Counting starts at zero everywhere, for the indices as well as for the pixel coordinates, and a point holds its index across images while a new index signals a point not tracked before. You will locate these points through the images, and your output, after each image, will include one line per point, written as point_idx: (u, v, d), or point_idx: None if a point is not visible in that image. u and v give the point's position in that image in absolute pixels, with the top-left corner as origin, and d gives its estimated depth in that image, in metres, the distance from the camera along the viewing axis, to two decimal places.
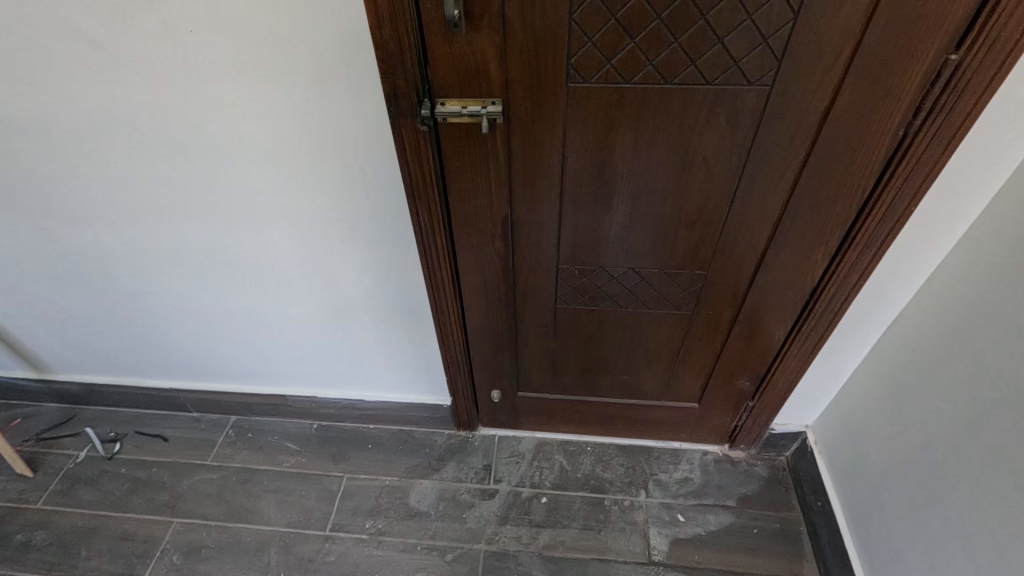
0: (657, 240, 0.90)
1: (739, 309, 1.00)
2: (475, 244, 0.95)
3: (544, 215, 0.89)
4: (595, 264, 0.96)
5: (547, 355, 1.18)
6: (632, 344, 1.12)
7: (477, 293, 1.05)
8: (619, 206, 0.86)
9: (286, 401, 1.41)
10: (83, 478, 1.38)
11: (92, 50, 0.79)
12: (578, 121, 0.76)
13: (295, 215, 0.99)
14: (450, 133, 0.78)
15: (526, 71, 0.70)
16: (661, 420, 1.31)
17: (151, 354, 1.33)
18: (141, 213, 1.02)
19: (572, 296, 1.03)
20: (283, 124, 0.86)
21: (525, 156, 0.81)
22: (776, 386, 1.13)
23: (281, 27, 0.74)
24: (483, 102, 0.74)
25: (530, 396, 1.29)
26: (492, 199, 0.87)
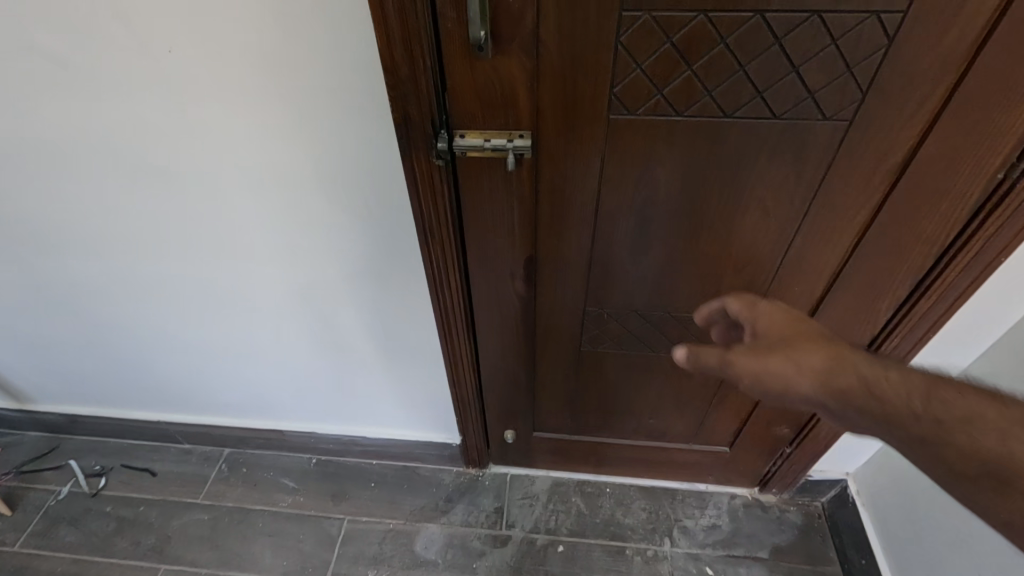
0: (699, 284, 0.80)
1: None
2: (493, 284, 0.85)
3: (572, 256, 0.79)
4: (626, 307, 0.86)
5: (568, 397, 1.08)
6: (661, 388, 1.02)
7: (493, 333, 0.95)
8: (659, 248, 0.76)
9: (283, 436, 1.32)
10: (65, 517, 1.28)
11: (57, 69, 0.69)
12: (619, 157, 0.66)
13: (292, 247, 0.89)
14: (468, 168, 0.68)
15: (561, 100, 0.60)
16: (688, 462, 1.21)
17: (138, 386, 1.23)
18: (121, 244, 0.91)
19: (599, 339, 0.93)
20: (277, 153, 0.75)
21: (555, 194, 0.71)
22: (819, 434, 1.03)
23: (275, 47, 0.64)
24: (508, 135, 0.64)
25: (546, 436, 1.19)
26: (514, 238, 0.77)
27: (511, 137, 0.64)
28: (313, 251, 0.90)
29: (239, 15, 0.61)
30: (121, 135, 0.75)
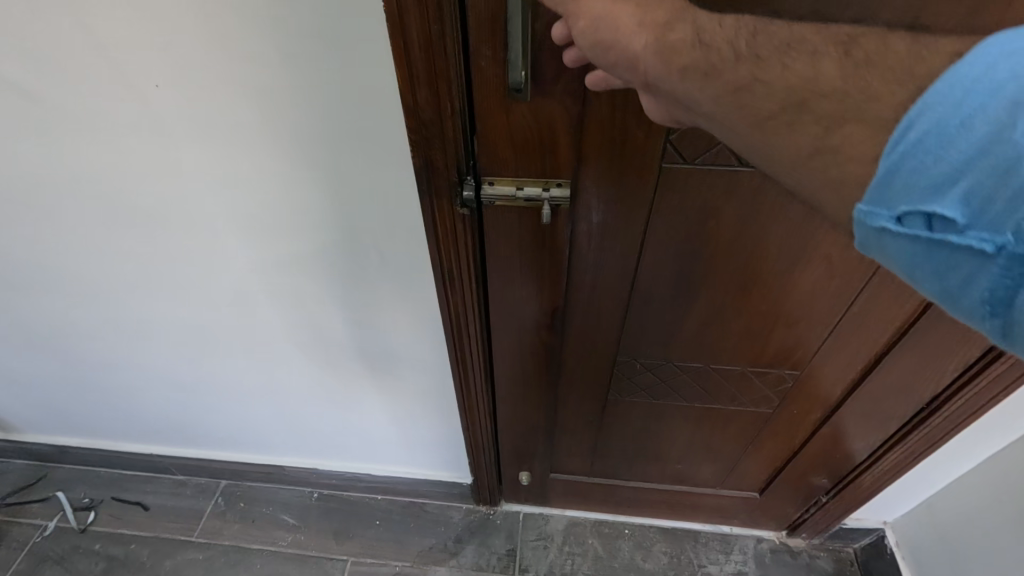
0: (746, 337, 0.74)
1: (831, 408, 0.84)
2: (517, 334, 0.78)
3: (607, 307, 0.72)
4: (662, 357, 0.79)
5: (590, 442, 1.01)
6: (692, 435, 0.95)
7: (513, 381, 0.88)
8: (704, 301, 0.69)
9: (282, 470, 1.24)
10: (50, 556, 1.21)
11: (29, 101, 0.61)
12: (669, 208, 0.59)
13: (295, 287, 0.82)
14: (496, 217, 0.61)
15: (608, 146, 0.53)
16: (714, 506, 1.14)
17: (128, 419, 1.16)
18: (107, 280, 0.83)
19: (629, 389, 0.86)
20: (280, 194, 0.67)
21: (593, 244, 0.63)
22: (859, 486, 0.97)
23: (279, 83, 0.56)
24: (544, 183, 0.57)
25: (563, 478, 1.12)
26: (544, 289, 0.70)
27: (548, 186, 0.57)
28: (318, 291, 0.82)
29: (238, 48, 0.53)
30: (103, 171, 0.67)
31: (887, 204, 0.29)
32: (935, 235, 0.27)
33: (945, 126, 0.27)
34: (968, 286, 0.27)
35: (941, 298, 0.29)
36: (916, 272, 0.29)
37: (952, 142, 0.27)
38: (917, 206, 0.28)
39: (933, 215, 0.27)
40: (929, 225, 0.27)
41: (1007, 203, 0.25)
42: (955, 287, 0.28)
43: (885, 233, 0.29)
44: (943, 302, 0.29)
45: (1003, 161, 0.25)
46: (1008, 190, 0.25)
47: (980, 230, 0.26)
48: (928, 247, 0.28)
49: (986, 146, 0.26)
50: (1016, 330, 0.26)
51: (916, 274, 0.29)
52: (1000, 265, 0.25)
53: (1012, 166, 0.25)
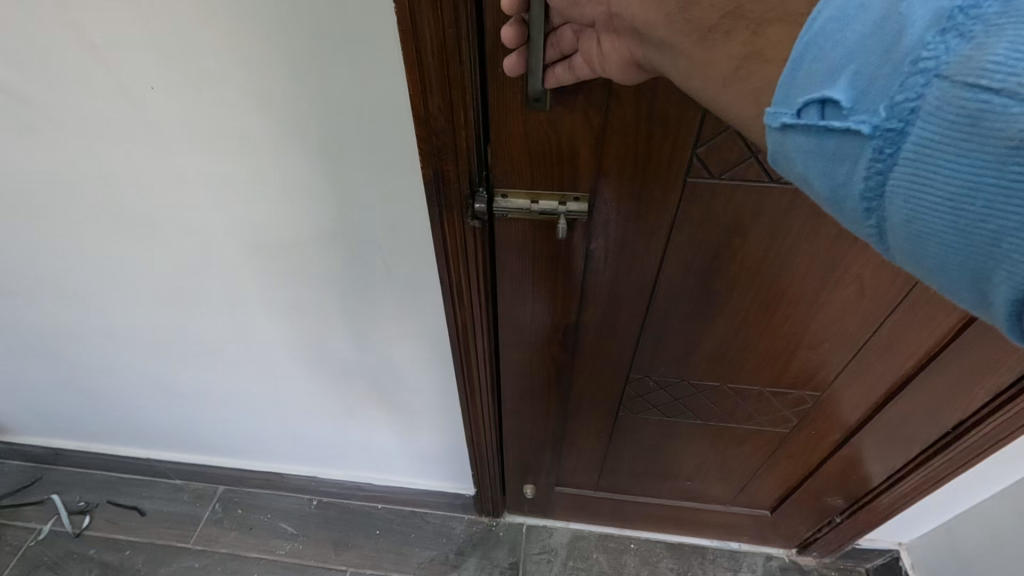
0: (765, 357, 0.71)
1: (850, 432, 0.81)
2: (526, 349, 0.75)
3: (621, 324, 0.69)
4: (676, 375, 0.77)
5: (597, 459, 0.98)
6: (704, 453, 0.92)
7: (521, 395, 0.85)
8: (723, 320, 0.66)
9: (281, 478, 1.21)
10: (44, 561, 1.19)
11: (20, 103, 0.58)
12: (691, 225, 0.56)
13: (299, 296, 0.79)
14: (508, 229, 0.58)
15: (630, 159, 0.50)
16: (723, 524, 1.11)
17: (125, 424, 1.13)
18: (103, 286, 0.81)
19: (642, 405, 0.83)
20: (283, 202, 0.64)
21: (609, 259, 0.61)
22: (875, 508, 0.93)
23: (283, 87, 0.53)
24: (561, 197, 0.54)
25: (568, 491, 1.09)
26: (556, 304, 0.67)
27: (564, 199, 0.54)
28: (320, 300, 0.79)
29: (239, 49, 0.50)
30: (99, 176, 0.64)
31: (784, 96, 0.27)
32: (824, 124, 0.25)
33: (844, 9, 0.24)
34: (852, 179, 0.25)
35: (827, 200, 0.27)
36: (807, 170, 0.27)
37: (849, 21, 0.24)
38: (812, 95, 0.25)
39: (825, 102, 0.25)
40: (820, 115, 0.25)
41: (890, 84, 0.23)
42: (838, 187, 0.26)
43: (786, 131, 0.27)
44: (829, 204, 0.27)
45: (888, 40, 0.23)
46: (892, 69, 0.23)
47: (863, 111, 0.24)
48: (818, 139, 0.25)
49: (877, 25, 0.24)
50: (890, 225, 0.24)
51: (808, 175, 0.27)
52: (879, 152, 0.23)
53: (897, 42, 0.23)
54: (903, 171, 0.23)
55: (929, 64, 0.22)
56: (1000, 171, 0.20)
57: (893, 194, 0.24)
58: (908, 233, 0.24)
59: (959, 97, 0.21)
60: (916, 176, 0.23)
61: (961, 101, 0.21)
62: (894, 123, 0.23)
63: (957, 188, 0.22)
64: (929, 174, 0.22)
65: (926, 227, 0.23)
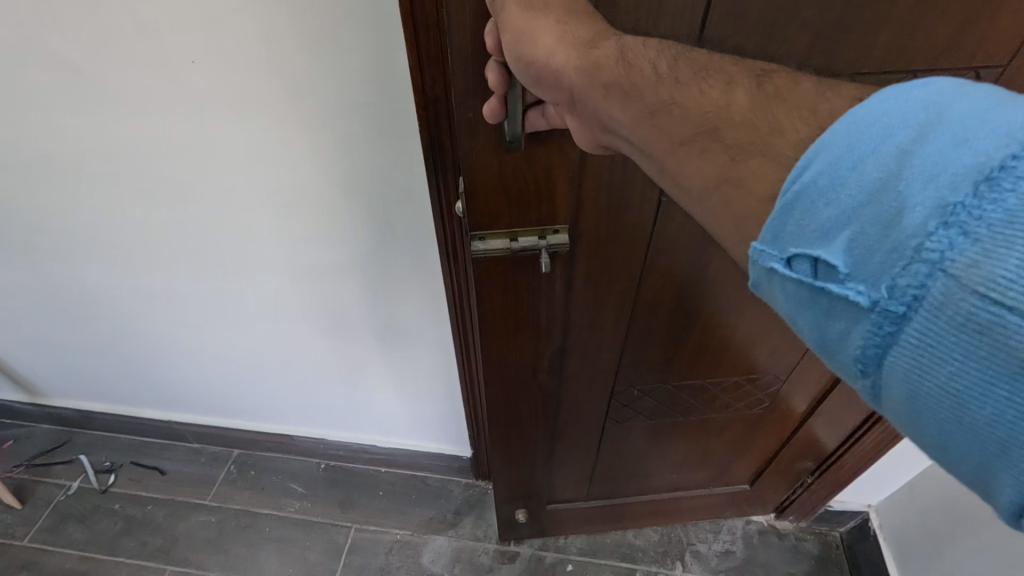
0: (738, 346, 0.80)
1: (816, 399, 0.90)
2: (514, 375, 0.81)
3: (605, 338, 0.78)
4: (658, 381, 0.86)
5: (587, 469, 1.05)
6: (687, 446, 1.01)
7: (508, 423, 0.90)
8: (697, 325, 0.77)
9: (293, 440, 1.30)
10: (73, 514, 1.28)
11: (75, 75, 0.66)
12: (665, 244, 0.66)
13: (315, 260, 0.87)
14: (497, 269, 0.65)
15: (605, 189, 0.59)
16: (705, 507, 1.17)
17: (151, 387, 1.23)
18: (137, 249, 0.89)
19: (631, 414, 0.92)
20: (301, 166, 0.73)
21: (591, 284, 0.70)
22: (842, 467, 1.01)
23: (304, 65, 0.61)
24: (540, 232, 0.62)
25: (560, 507, 1.13)
26: (548, 326, 0.75)
27: (544, 234, 0.62)
28: (330, 264, 0.87)
29: (270, 31, 0.59)
30: (138, 145, 0.73)
31: (777, 244, 0.31)
32: (818, 283, 0.29)
33: (838, 169, 0.28)
34: (845, 340, 0.29)
35: (818, 345, 0.31)
36: (796, 313, 0.31)
37: (843, 182, 0.28)
38: (806, 250, 0.29)
39: (823, 263, 0.29)
40: (817, 273, 0.29)
41: (889, 265, 0.26)
42: (832, 340, 0.30)
43: (777, 273, 0.31)
44: (820, 347, 0.31)
45: (888, 221, 0.27)
46: (889, 247, 0.26)
47: (858, 283, 0.27)
48: (812, 293, 0.29)
49: (874, 194, 0.27)
50: (885, 389, 0.28)
51: (800, 319, 0.31)
52: (873, 323, 0.27)
53: (897, 218, 0.26)
54: (891, 347, 0.27)
55: (928, 253, 0.25)
56: (986, 368, 0.24)
57: (888, 366, 0.27)
58: (895, 399, 0.28)
59: (958, 299, 0.24)
60: (912, 355, 0.26)
61: (955, 299, 0.24)
62: (889, 298, 0.26)
63: (944, 373, 0.25)
64: (917, 353, 0.26)
65: (922, 401, 0.26)
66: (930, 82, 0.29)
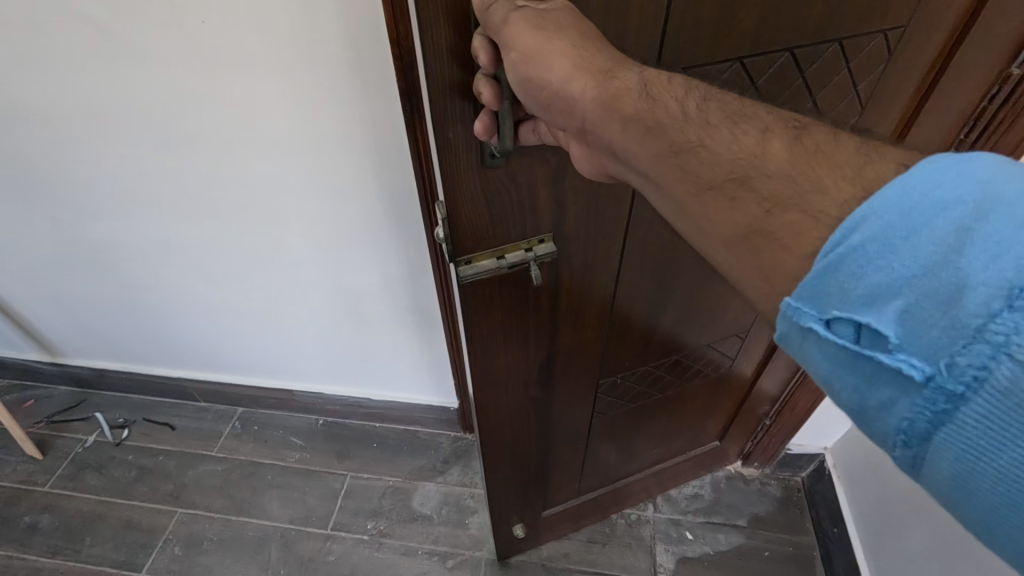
0: (702, 319, 0.90)
1: (766, 353, 1.02)
2: (507, 387, 0.84)
3: (588, 335, 0.84)
4: (639, 366, 0.94)
5: (578, 466, 1.09)
6: (666, 423, 1.10)
7: (504, 437, 0.92)
8: (670, 309, 0.86)
9: (293, 396, 1.40)
10: (90, 464, 1.38)
11: (100, 35, 0.75)
12: (636, 243, 0.73)
13: (311, 215, 0.96)
14: (491, 288, 0.70)
15: (583, 196, 0.65)
16: (682, 473, 1.25)
17: (164, 344, 1.33)
18: (151, 204, 0.99)
19: (614, 403, 0.99)
20: (296, 122, 0.81)
21: (572, 287, 0.75)
22: (797, 406, 1.11)
23: (298, 21, 0.70)
24: (527, 245, 0.67)
25: (553, 512, 1.15)
26: (537, 333, 0.79)
27: (530, 246, 0.67)
28: (322, 218, 0.96)
29: None
30: (153, 102, 0.82)
31: (818, 305, 0.31)
32: (866, 351, 0.29)
33: (890, 234, 0.28)
34: (889, 410, 0.29)
35: (855, 410, 0.31)
36: (832, 375, 0.31)
37: (895, 249, 0.28)
38: (849, 314, 0.29)
39: (870, 331, 0.29)
40: (863, 339, 0.29)
41: (949, 343, 0.26)
42: (872, 408, 0.30)
43: (813, 332, 0.31)
44: (856, 413, 0.31)
45: (948, 299, 0.27)
46: (947, 324, 0.26)
47: (911, 356, 0.27)
48: (854, 358, 0.30)
49: (932, 267, 0.27)
50: (929, 466, 0.28)
51: (836, 381, 0.31)
52: (927, 398, 0.27)
53: (957, 295, 0.26)
54: (945, 425, 0.27)
55: (992, 334, 0.25)
56: None
57: (940, 444, 0.27)
58: (944, 478, 0.28)
59: None
60: (967, 437, 0.26)
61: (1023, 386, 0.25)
62: (948, 378, 0.26)
63: (1003, 461, 0.25)
64: (973, 435, 0.26)
65: (976, 483, 0.27)
66: (978, 154, 0.29)
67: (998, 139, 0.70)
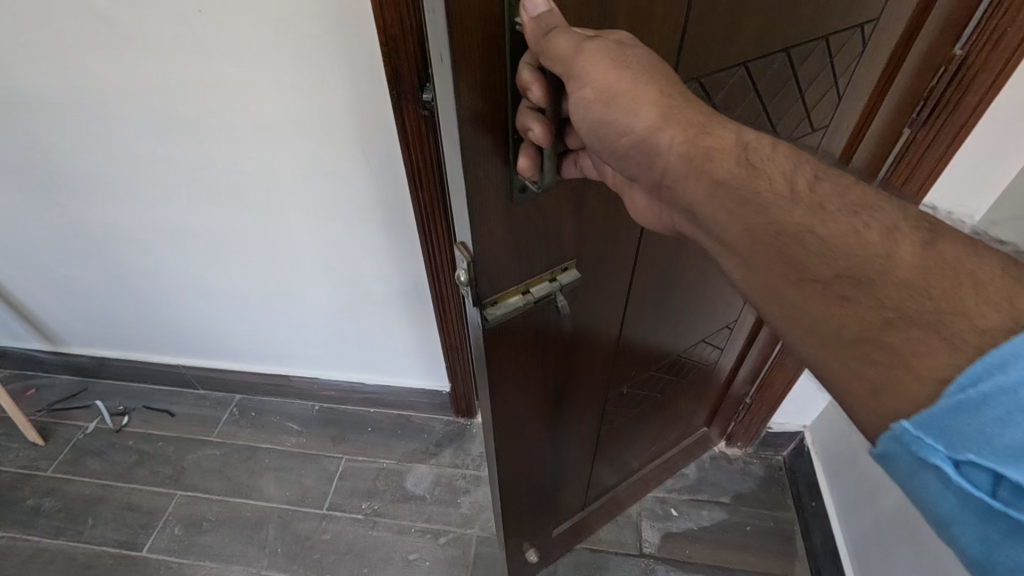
0: (699, 316, 0.91)
1: (746, 343, 1.08)
2: (522, 421, 0.76)
3: (600, 350, 0.79)
4: (644, 370, 0.92)
5: (585, 479, 1.05)
6: (665, 422, 1.11)
7: (517, 471, 0.84)
8: (673, 312, 0.84)
9: (289, 382, 1.44)
10: (92, 449, 1.42)
11: (103, 25, 0.79)
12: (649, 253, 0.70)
13: (305, 200, 1.00)
14: (516, 333, 0.63)
15: (604, 217, 0.60)
16: (675, 465, 1.27)
17: (164, 331, 1.37)
18: (151, 191, 1.03)
19: (620, 410, 0.97)
20: (289, 109, 0.85)
21: (590, 309, 0.70)
22: (774, 385, 1.15)
23: (293, 11, 0.74)
24: (551, 274, 0.61)
25: (562, 532, 1.10)
26: (553, 359, 0.72)
27: (554, 276, 0.61)
28: (315, 203, 1.00)
29: None
30: (155, 91, 0.86)
31: (941, 440, 0.33)
32: (998, 502, 0.31)
33: None
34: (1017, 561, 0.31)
35: (978, 552, 0.33)
36: (953, 512, 0.33)
37: None
38: (981, 462, 0.31)
39: (1008, 485, 0.30)
40: (996, 489, 0.31)
41: None
42: (999, 562, 0.32)
43: (938, 468, 0.33)
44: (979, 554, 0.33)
45: None
46: None
47: None
48: (986, 507, 0.31)
49: None
50: None
51: (959, 520, 0.33)
52: None
53: None
54: None
55: None
56: None
57: None
58: None
59: None
60: None
61: None
62: None
63: None
64: None
65: None
66: None
67: (950, 115, 0.74)
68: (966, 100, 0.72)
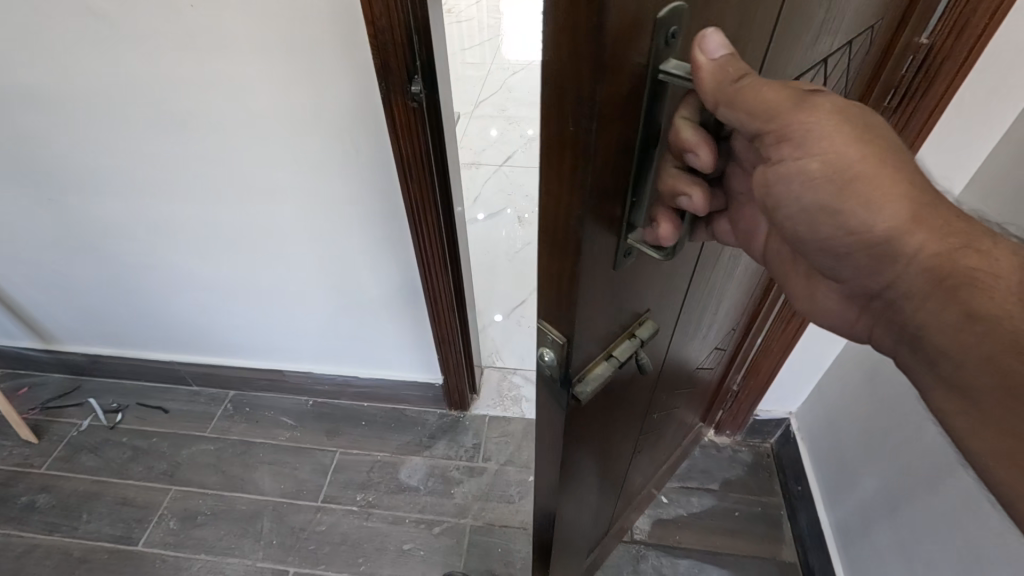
0: (713, 326, 0.92)
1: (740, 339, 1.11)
2: (581, 475, 0.72)
3: (645, 383, 0.76)
4: (670, 390, 0.91)
5: (614, 505, 1.02)
6: (675, 429, 1.12)
7: (569, 524, 0.79)
8: (698, 327, 0.84)
9: (282, 376, 1.45)
10: (85, 446, 1.42)
11: (95, 21, 0.80)
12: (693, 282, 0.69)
13: (298, 194, 1.01)
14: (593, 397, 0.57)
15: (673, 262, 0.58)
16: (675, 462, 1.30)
17: (157, 327, 1.38)
18: (145, 186, 1.04)
19: (648, 431, 0.95)
20: (283, 104, 0.87)
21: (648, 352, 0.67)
22: (760, 372, 1.17)
23: (284, 7, 0.75)
24: (629, 334, 0.57)
25: (592, 562, 1.07)
26: (612, 406, 0.68)
27: (633, 334, 0.57)
28: (308, 196, 1.01)
29: None
30: (148, 87, 0.88)
31: None
32: None
33: None
34: None
35: None
36: None
37: None
38: None
39: None
40: None
41: None
42: None
43: None
44: None
45: None
46: None
47: None
48: None
49: None
50: None
51: None
52: None
53: None
54: None
55: None
56: None
57: None
58: None
59: None
60: None
61: None
62: None
63: None
64: None
65: None
66: None
67: (919, 102, 0.77)
68: (931, 90, 0.75)
